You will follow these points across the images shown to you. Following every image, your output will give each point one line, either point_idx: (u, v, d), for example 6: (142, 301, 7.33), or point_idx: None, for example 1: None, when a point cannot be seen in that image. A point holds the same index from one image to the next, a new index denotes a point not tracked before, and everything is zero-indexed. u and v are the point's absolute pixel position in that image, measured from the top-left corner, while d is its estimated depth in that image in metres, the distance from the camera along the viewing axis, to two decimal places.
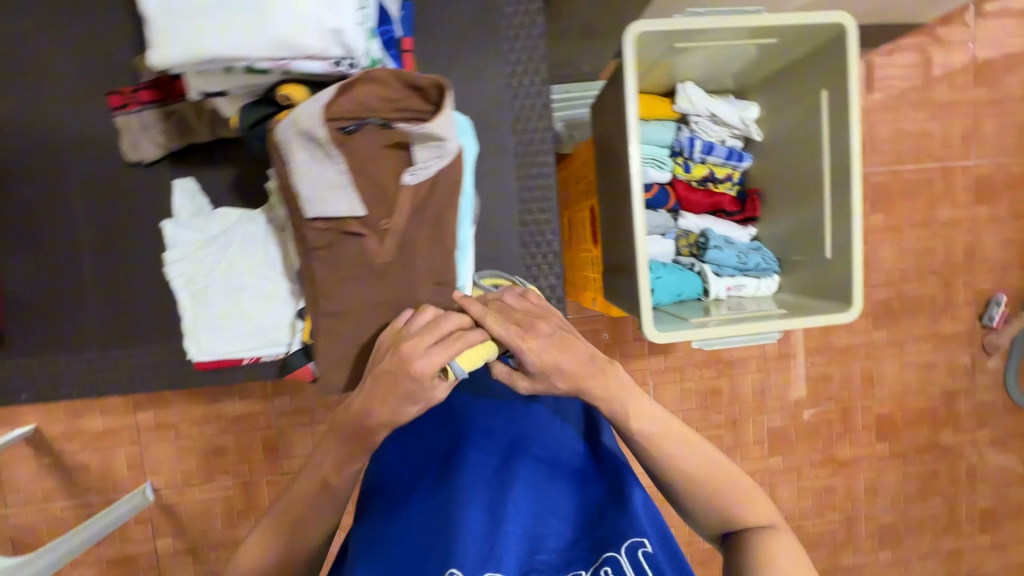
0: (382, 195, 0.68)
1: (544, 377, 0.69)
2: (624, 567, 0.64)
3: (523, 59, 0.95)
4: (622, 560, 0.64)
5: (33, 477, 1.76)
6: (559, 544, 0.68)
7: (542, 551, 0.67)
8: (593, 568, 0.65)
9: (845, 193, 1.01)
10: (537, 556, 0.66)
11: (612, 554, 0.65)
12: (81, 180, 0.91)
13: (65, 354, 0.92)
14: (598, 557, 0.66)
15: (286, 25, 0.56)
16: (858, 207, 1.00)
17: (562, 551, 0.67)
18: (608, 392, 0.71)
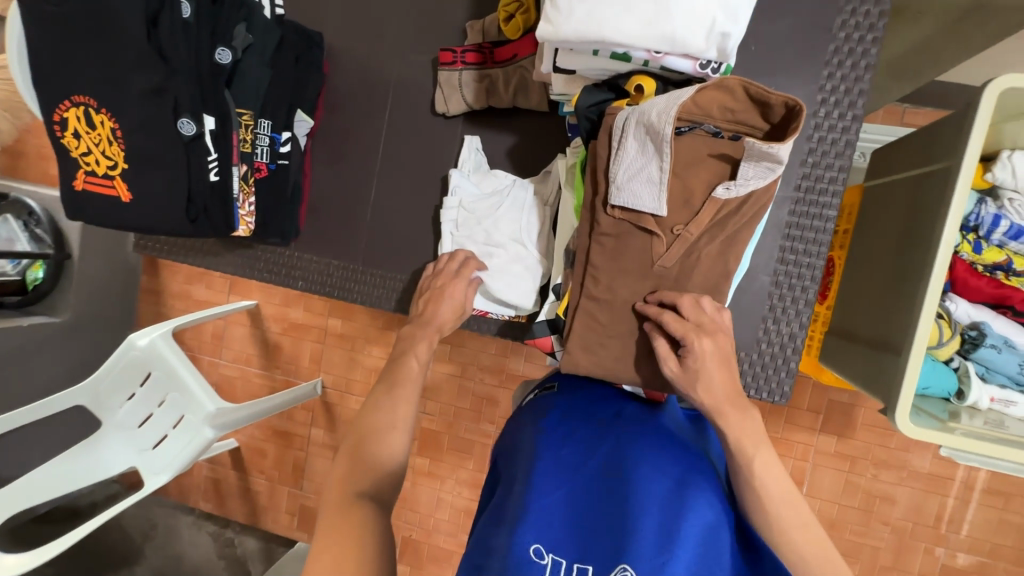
0: (689, 201, 0.68)
1: (686, 378, 0.70)
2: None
3: (840, 90, 0.88)
4: None
5: (244, 342, 2.15)
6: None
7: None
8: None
9: None
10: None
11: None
12: (392, 120, 1.05)
13: (337, 260, 1.09)
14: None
15: (681, 23, 0.57)
16: None
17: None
18: (745, 433, 0.68)
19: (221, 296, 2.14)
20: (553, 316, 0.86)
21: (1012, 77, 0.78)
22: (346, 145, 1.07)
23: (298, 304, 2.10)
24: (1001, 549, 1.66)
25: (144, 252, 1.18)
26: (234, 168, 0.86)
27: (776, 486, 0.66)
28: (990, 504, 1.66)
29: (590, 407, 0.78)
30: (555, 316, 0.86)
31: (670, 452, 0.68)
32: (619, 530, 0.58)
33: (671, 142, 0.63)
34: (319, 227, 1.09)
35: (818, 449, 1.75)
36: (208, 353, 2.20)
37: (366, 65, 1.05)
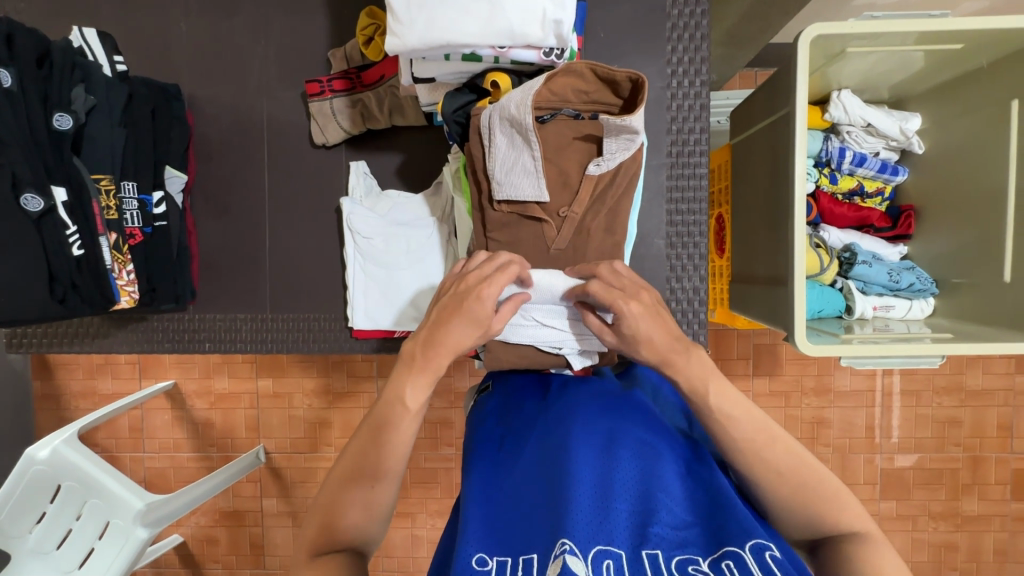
0: (566, 182, 0.72)
1: (630, 343, 0.68)
2: (750, 564, 0.52)
3: (685, 61, 0.97)
4: (746, 557, 0.53)
5: (168, 426, 1.98)
6: (676, 525, 0.58)
7: (656, 525, 0.58)
8: (713, 559, 0.54)
9: None
10: (650, 529, 0.58)
11: (735, 548, 0.55)
12: (273, 160, 1.02)
13: (243, 314, 1.04)
14: (718, 550, 0.55)
15: (514, 17, 0.61)
16: None
17: (678, 529, 0.58)
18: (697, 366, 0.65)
19: (132, 384, 1.96)
20: None
21: (817, 26, 0.89)
22: (230, 193, 1.03)
23: (221, 373, 1.97)
24: (925, 442, 1.85)
25: (19, 352, 1.06)
26: (103, 238, 0.82)
27: (732, 405, 0.64)
28: (906, 405, 1.85)
29: (523, 405, 0.81)
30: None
31: (591, 420, 0.71)
32: (559, 508, 0.60)
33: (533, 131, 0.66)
34: (215, 284, 1.04)
35: (755, 393, 1.86)
36: (129, 450, 2.01)
37: (233, 109, 1.02)
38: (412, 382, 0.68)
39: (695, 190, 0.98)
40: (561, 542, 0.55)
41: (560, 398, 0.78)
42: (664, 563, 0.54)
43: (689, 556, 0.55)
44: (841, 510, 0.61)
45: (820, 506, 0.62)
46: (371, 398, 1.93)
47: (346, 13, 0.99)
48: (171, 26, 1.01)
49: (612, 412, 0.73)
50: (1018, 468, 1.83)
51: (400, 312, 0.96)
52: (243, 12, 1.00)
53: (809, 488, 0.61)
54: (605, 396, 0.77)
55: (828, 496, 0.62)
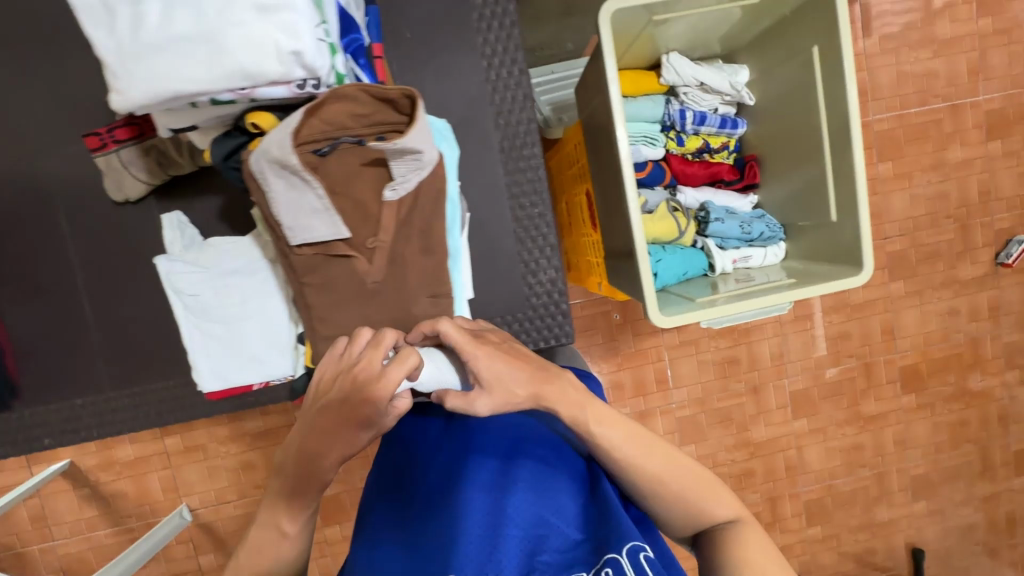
0: (367, 214, 0.68)
1: (494, 387, 0.69)
2: (624, 567, 0.64)
3: (498, 50, 0.92)
4: (622, 560, 0.65)
5: (75, 508, 1.83)
6: (563, 546, 0.69)
7: (543, 552, 0.68)
8: (595, 569, 0.66)
9: (846, 151, 0.96)
10: (537, 558, 0.68)
11: (613, 555, 0.65)
12: (75, 224, 0.91)
13: (80, 398, 0.94)
14: (599, 559, 0.66)
15: (243, 53, 0.54)
16: (864, 190, 0.95)
17: (563, 552, 0.69)
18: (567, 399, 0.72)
19: (22, 473, 1.79)
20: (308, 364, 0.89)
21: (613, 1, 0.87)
22: (32, 271, 0.92)
23: (123, 440, 1.83)
24: (823, 359, 1.99)
25: None
26: None
27: (616, 432, 0.73)
28: (804, 329, 1.97)
29: (431, 430, 0.87)
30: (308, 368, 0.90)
31: (490, 444, 0.79)
32: (452, 543, 0.68)
33: (302, 168, 0.61)
34: (39, 372, 0.93)
35: (667, 347, 1.93)
36: (37, 542, 1.84)
37: (11, 174, 0.90)
38: (332, 453, 0.69)
39: (533, 181, 0.96)
40: None
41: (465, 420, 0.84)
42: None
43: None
44: (715, 503, 0.74)
45: (698, 505, 0.74)
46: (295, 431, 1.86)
47: None
48: None
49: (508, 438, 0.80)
50: (904, 365, 2.01)
51: (245, 370, 0.90)
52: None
53: (686, 489, 0.74)
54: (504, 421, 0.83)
55: (700, 491, 0.75)
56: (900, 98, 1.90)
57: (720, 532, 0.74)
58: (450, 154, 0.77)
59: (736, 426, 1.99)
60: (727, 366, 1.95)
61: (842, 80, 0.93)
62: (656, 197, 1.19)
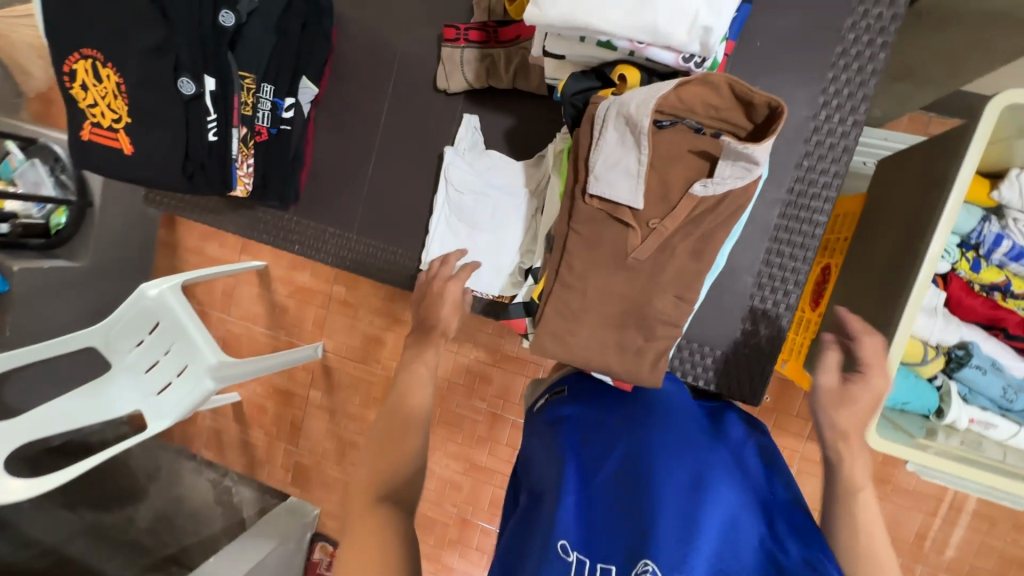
0: (665, 196, 0.70)
1: None
2: None
3: (841, 93, 0.86)
4: None
5: (252, 301, 2.22)
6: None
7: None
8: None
9: None
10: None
11: None
12: (396, 93, 1.06)
13: (333, 228, 1.12)
14: None
15: (661, 14, 0.57)
16: None
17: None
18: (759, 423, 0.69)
19: (233, 255, 2.20)
20: (529, 299, 0.88)
21: (1011, 94, 0.77)
22: (350, 115, 1.09)
23: (306, 269, 2.15)
24: (980, 572, 1.65)
25: (151, 205, 1.21)
26: (234, 130, 0.89)
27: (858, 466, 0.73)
28: (973, 527, 1.65)
29: (604, 393, 0.74)
30: (530, 299, 0.88)
31: (685, 436, 0.66)
32: (642, 523, 0.55)
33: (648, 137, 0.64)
34: (317, 195, 1.12)
35: (803, 456, 1.73)
36: (217, 309, 2.28)
37: (372, 34, 1.06)
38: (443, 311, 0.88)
39: (805, 236, 0.90)
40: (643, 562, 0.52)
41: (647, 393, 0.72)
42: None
43: None
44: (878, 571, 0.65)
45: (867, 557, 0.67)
46: None
47: None
48: None
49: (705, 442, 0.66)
50: None
51: (478, 275, 0.98)
52: None
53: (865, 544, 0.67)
54: (696, 419, 0.71)
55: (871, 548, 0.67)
56: None
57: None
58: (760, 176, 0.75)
59: None
60: None
61: None
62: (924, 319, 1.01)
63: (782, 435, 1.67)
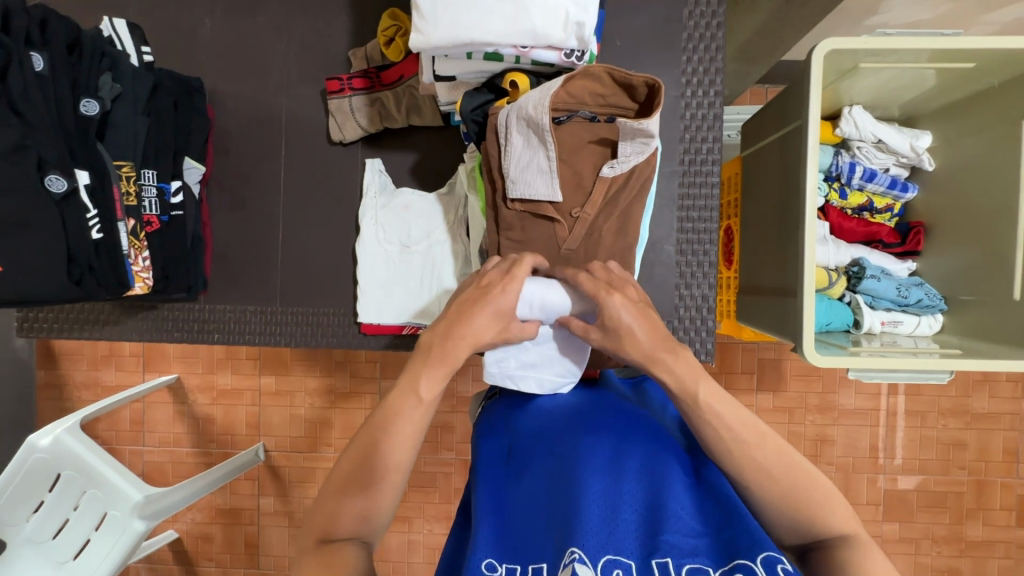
0: (579, 186, 0.75)
1: None
2: None
3: (698, 70, 0.98)
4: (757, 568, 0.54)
5: (169, 421, 1.98)
6: (686, 532, 0.59)
7: (666, 534, 0.59)
8: (723, 571, 0.55)
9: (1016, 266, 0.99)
10: (660, 539, 0.59)
11: (746, 559, 0.55)
12: (290, 153, 1.04)
13: (254, 305, 1.04)
14: (729, 562, 0.56)
15: (537, 19, 0.64)
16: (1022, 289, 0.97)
17: (689, 540, 0.59)
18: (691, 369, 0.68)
19: (135, 377, 1.97)
20: None
21: (830, 41, 0.91)
22: (245, 189, 1.05)
23: (224, 369, 1.97)
24: (930, 464, 1.83)
25: (27, 335, 1.06)
26: (121, 223, 0.83)
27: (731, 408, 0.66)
28: (911, 425, 1.83)
29: (529, 409, 0.82)
30: None
31: (599, 432, 0.73)
32: (569, 519, 0.61)
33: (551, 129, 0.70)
34: (227, 274, 1.05)
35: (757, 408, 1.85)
36: (128, 443, 2.01)
37: (250, 102, 1.04)
38: (427, 377, 0.69)
39: (706, 199, 1.00)
40: (569, 550, 0.57)
41: (564, 408, 0.80)
42: (673, 571, 0.55)
43: (700, 565, 0.56)
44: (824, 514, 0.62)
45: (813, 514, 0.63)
46: (374, 400, 1.91)
47: (368, 16, 1.01)
48: (197, 21, 1.03)
49: (617, 424, 0.74)
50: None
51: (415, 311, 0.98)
52: (268, 10, 1.02)
53: (799, 495, 0.63)
54: (610, 409, 0.78)
55: (812, 498, 0.63)
56: None
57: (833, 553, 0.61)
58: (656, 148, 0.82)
59: None
60: (818, 445, 1.86)
61: None
62: (817, 249, 1.15)
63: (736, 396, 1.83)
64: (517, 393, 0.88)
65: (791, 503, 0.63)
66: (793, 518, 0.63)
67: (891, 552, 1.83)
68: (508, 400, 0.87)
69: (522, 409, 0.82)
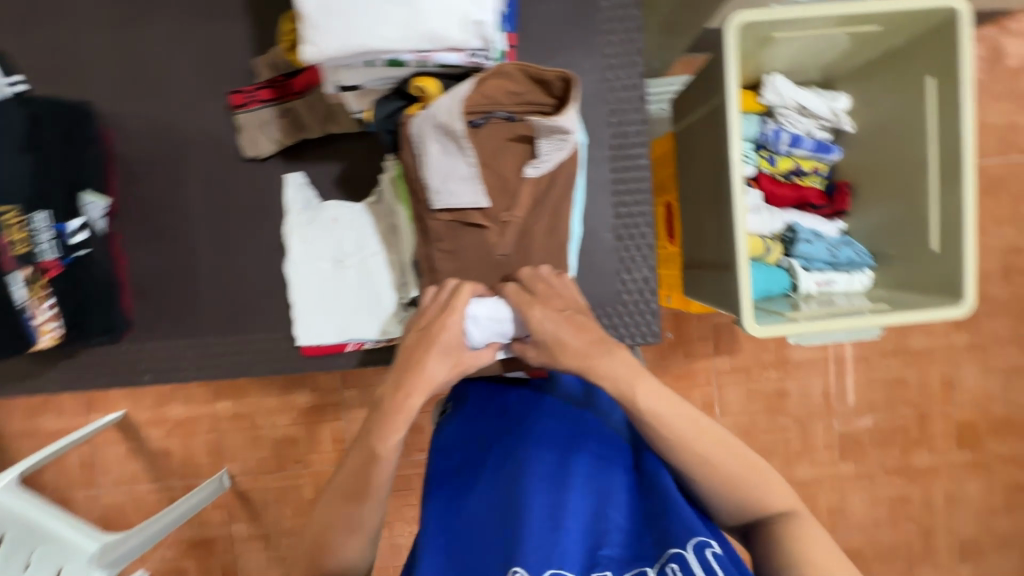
0: (505, 186, 0.73)
1: None
2: (690, 564, 0.61)
3: (619, 52, 0.97)
4: (687, 557, 0.62)
5: (122, 460, 1.89)
6: (621, 541, 0.68)
7: (605, 546, 0.68)
8: (658, 566, 0.63)
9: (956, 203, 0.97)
10: (599, 551, 0.67)
11: (675, 552, 0.64)
12: (203, 174, 0.97)
13: (185, 339, 0.98)
14: (662, 554, 0.64)
15: (432, 21, 0.60)
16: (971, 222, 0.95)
17: (625, 545, 0.68)
18: (619, 374, 0.71)
19: (78, 420, 1.86)
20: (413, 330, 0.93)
21: (741, 13, 0.91)
22: (159, 216, 0.97)
23: (175, 399, 1.89)
24: (877, 404, 1.94)
25: None
26: (13, 275, 0.79)
27: (672, 412, 0.71)
28: (857, 370, 1.94)
29: (484, 422, 0.89)
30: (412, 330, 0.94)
31: (547, 445, 0.80)
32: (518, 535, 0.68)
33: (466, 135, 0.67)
34: (150, 310, 0.98)
35: (716, 371, 1.91)
36: (80, 489, 1.90)
37: (151, 123, 0.96)
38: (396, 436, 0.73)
39: (638, 181, 0.99)
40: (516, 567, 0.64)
41: (515, 419, 0.87)
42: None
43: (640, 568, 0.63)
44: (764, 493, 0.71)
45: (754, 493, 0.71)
46: (339, 410, 1.88)
47: (269, 20, 0.94)
48: (78, 39, 0.94)
49: (564, 436, 0.82)
50: (960, 420, 1.96)
51: (356, 328, 0.94)
52: (159, 22, 0.95)
53: (741, 482, 0.71)
54: (559, 420, 0.85)
55: (754, 483, 0.71)
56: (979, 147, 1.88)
57: (776, 526, 0.70)
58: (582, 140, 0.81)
59: (780, 461, 1.94)
60: (775, 399, 1.94)
61: (958, 104, 0.95)
62: (752, 219, 1.18)
63: (694, 363, 1.89)
64: (472, 404, 0.94)
65: (737, 491, 0.71)
66: (737, 501, 0.71)
67: (849, 489, 1.95)
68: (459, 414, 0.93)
69: (475, 424, 0.89)
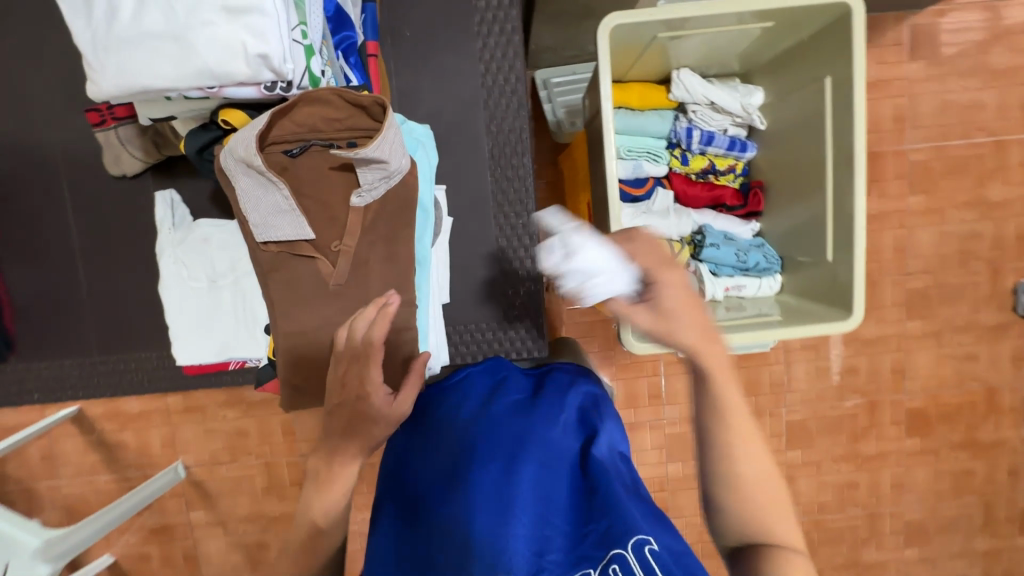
0: (333, 221, 0.78)
1: None
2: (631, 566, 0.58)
3: (495, 55, 0.91)
4: (629, 557, 0.59)
5: (80, 452, 1.94)
6: (564, 543, 0.65)
7: (549, 550, 0.64)
8: (602, 567, 0.61)
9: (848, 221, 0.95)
10: (543, 556, 0.64)
11: (618, 554, 0.60)
12: (74, 192, 0.95)
13: (71, 358, 0.99)
14: (606, 555, 0.61)
15: (210, 57, 0.60)
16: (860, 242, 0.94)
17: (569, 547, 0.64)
18: (697, 345, 0.58)
19: (34, 414, 1.90)
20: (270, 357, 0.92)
21: (615, 15, 0.85)
22: (34, 235, 0.96)
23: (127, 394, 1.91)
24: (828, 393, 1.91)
25: None
26: None
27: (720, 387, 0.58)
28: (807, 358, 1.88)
29: (435, 425, 0.85)
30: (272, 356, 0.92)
31: (493, 445, 0.76)
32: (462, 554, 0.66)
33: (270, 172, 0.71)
34: (34, 329, 0.98)
35: None
36: (42, 480, 1.96)
37: (16, 139, 0.93)
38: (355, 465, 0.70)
39: (519, 191, 0.96)
40: None
41: (462, 420, 0.82)
42: None
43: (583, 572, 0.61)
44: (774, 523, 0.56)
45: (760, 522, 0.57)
46: None
47: None
48: None
49: (510, 432, 0.77)
50: (911, 408, 1.90)
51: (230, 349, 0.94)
52: (14, 33, 0.91)
53: (751, 500, 0.57)
54: (506, 416, 0.80)
55: (762, 502, 0.57)
56: (942, 129, 1.71)
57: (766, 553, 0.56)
58: (424, 160, 0.84)
59: None
60: None
61: (852, 107, 0.91)
62: (659, 222, 1.12)
63: None
64: (428, 406, 0.90)
65: (746, 511, 0.57)
66: (743, 521, 0.57)
67: (798, 476, 1.94)
68: (429, 406, 0.88)
69: (428, 429, 0.85)
